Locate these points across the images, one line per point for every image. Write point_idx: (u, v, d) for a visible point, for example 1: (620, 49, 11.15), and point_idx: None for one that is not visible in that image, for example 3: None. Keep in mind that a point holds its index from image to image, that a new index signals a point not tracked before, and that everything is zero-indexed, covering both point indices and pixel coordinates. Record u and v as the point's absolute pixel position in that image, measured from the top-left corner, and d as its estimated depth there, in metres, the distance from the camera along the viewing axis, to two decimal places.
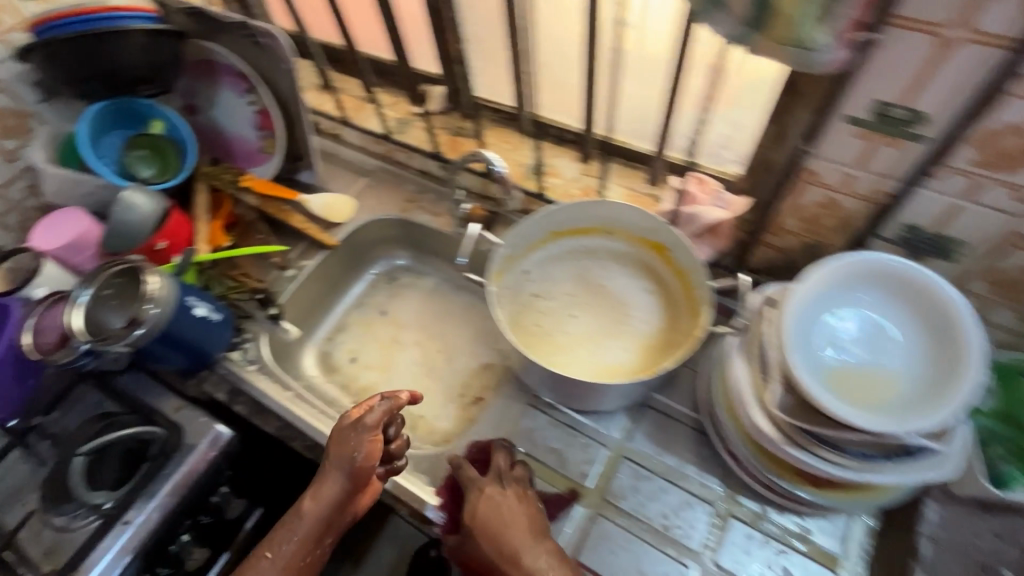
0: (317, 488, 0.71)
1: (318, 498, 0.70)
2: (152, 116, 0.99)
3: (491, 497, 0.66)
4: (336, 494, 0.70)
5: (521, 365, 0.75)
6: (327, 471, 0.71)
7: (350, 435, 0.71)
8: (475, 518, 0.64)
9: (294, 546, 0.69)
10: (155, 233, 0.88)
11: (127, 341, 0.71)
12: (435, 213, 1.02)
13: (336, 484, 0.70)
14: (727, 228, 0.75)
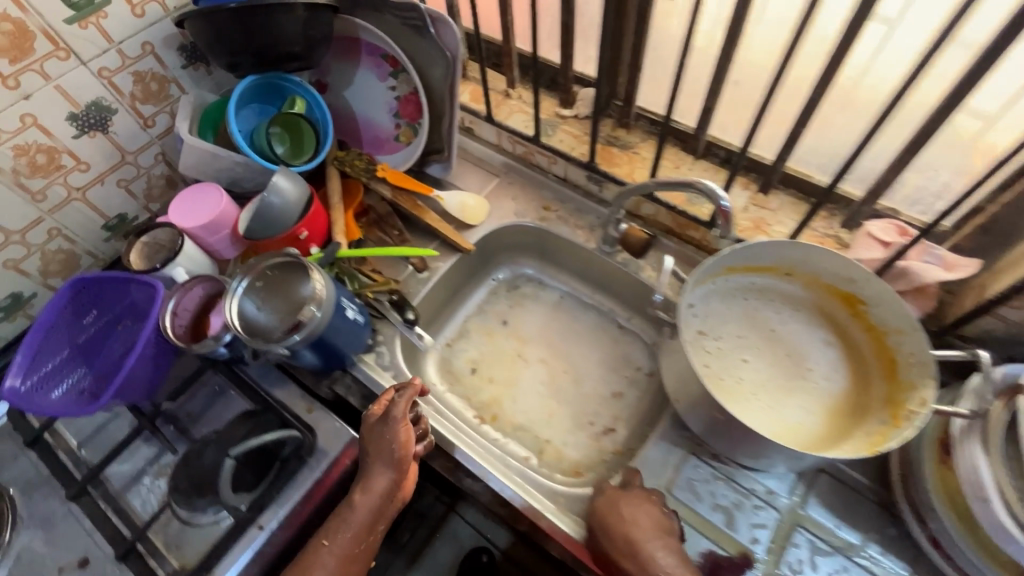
0: (363, 480, 0.69)
1: (367, 489, 0.68)
2: (295, 94, 0.94)
3: (614, 497, 0.67)
4: (385, 484, 0.68)
5: (698, 414, 0.69)
6: (370, 458, 0.70)
7: (380, 427, 0.71)
8: (601, 513, 0.66)
9: (349, 535, 0.66)
10: (300, 222, 0.84)
11: (287, 344, 0.67)
12: (574, 225, 0.96)
13: (381, 473, 0.69)
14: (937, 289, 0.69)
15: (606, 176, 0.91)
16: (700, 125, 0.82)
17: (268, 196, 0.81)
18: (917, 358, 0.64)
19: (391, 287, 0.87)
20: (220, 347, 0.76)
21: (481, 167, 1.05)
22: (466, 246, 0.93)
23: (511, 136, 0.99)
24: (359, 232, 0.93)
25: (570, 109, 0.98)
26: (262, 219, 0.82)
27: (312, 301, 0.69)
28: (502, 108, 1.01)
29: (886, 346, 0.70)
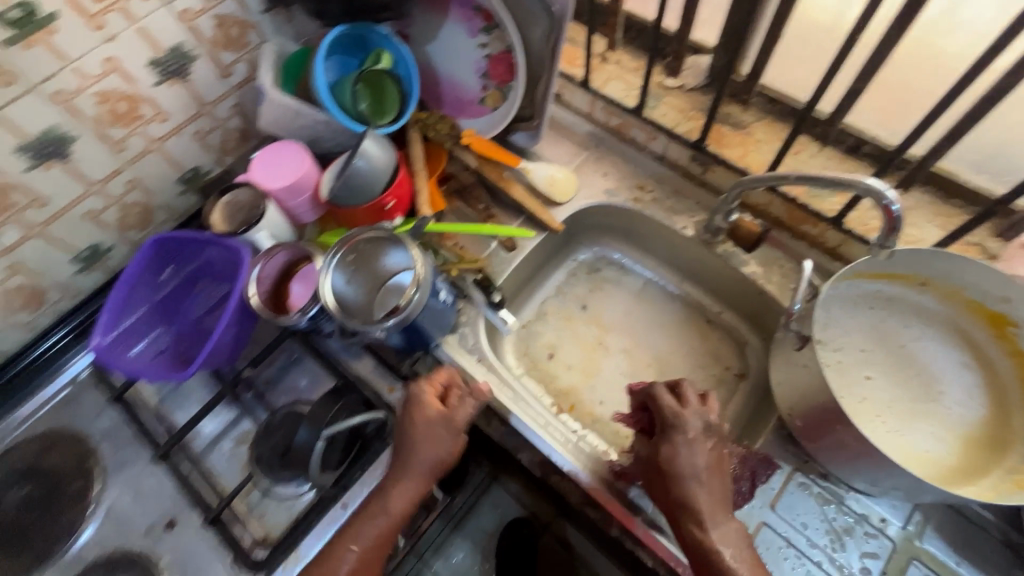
0: (399, 485, 0.64)
1: (402, 497, 0.64)
2: (383, 48, 0.87)
3: (689, 450, 0.59)
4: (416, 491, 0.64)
5: (816, 433, 0.64)
6: (410, 459, 0.65)
7: (435, 435, 0.65)
8: (668, 463, 0.59)
9: (374, 540, 0.63)
10: (387, 191, 0.79)
11: (386, 328, 0.64)
12: (670, 209, 0.88)
13: (418, 483, 0.65)
14: None
15: (714, 158, 0.83)
16: (838, 108, 0.72)
17: (356, 160, 0.75)
18: None
19: (478, 266, 0.82)
20: (304, 320, 0.73)
21: (569, 138, 0.97)
22: (554, 226, 0.87)
23: (607, 106, 0.91)
24: (443, 203, 0.88)
25: (675, 79, 0.89)
26: (349, 185, 0.77)
27: (411, 283, 0.65)
28: (598, 74, 0.92)
29: None
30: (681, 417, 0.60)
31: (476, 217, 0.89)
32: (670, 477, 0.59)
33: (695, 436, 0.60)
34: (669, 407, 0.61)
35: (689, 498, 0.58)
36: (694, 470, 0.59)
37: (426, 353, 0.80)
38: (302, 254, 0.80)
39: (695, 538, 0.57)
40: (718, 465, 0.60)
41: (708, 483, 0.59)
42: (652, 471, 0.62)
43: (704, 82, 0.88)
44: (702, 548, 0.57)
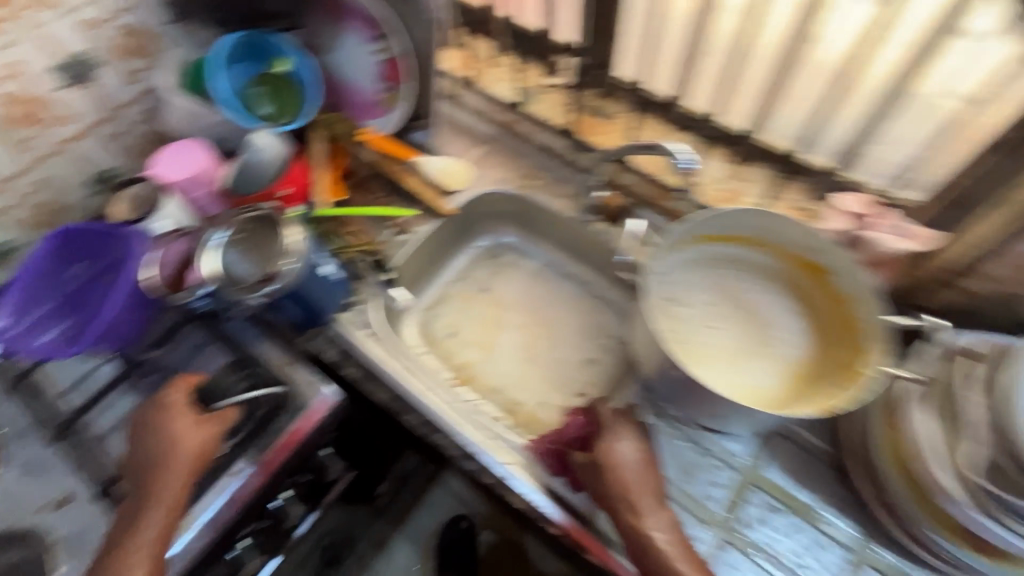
0: (159, 474, 0.66)
1: (176, 478, 0.66)
2: (278, 55, 0.93)
3: (624, 448, 0.67)
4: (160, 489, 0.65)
5: (661, 374, 0.71)
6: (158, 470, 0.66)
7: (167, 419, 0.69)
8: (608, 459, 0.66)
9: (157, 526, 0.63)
10: (282, 180, 0.86)
11: (263, 295, 0.71)
12: (556, 195, 0.97)
13: (184, 458, 0.66)
14: (900, 260, 0.70)
15: None
16: (681, 94, 0.82)
17: (249, 151, 0.82)
18: (871, 324, 0.67)
19: (371, 248, 0.89)
20: (195, 300, 0.74)
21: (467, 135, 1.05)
22: (445, 211, 0.96)
23: (496, 104, 1.00)
24: (341, 190, 0.97)
25: (555, 78, 0.98)
26: (243, 174, 0.83)
27: (284, 255, 0.71)
28: (488, 76, 1.03)
29: (848, 314, 0.71)
30: (619, 422, 0.70)
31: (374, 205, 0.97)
32: (607, 472, 0.65)
33: (629, 435, 0.68)
34: (608, 417, 0.70)
35: (628, 488, 0.64)
36: (632, 470, 0.65)
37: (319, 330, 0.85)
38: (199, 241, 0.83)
39: (635, 527, 0.62)
40: (650, 467, 0.66)
41: (646, 478, 0.65)
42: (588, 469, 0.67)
43: None
44: (637, 531, 0.62)
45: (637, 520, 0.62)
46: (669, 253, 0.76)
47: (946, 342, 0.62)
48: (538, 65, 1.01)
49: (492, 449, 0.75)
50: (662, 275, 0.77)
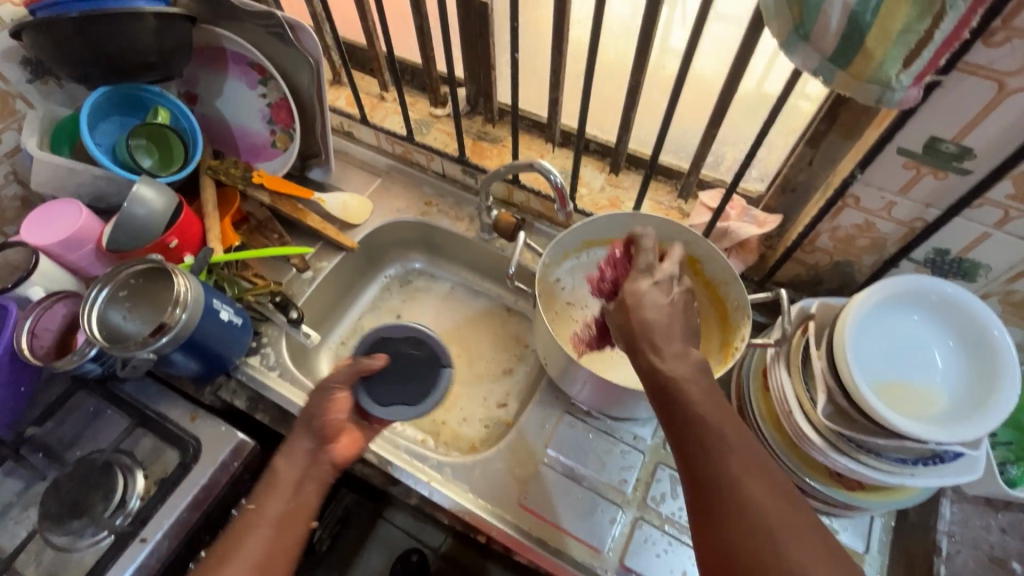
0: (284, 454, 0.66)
1: (285, 463, 0.65)
2: (156, 104, 0.92)
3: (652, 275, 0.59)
4: (310, 444, 0.67)
5: (563, 373, 0.76)
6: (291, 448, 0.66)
7: (315, 397, 0.69)
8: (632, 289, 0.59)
9: (266, 534, 0.60)
10: (169, 231, 0.83)
11: (153, 349, 0.67)
12: (455, 217, 1.01)
13: (307, 438, 0.67)
14: (756, 243, 0.80)
15: (478, 168, 0.97)
16: (555, 115, 0.90)
17: (131, 206, 0.79)
18: (740, 304, 0.75)
19: (272, 289, 0.87)
20: (87, 362, 0.74)
21: (364, 169, 1.08)
22: (347, 243, 0.96)
23: (388, 137, 1.03)
24: (236, 237, 0.93)
25: (442, 108, 1.03)
26: (126, 230, 0.80)
27: (174, 303, 0.69)
28: (377, 111, 1.05)
29: (720, 297, 0.79)
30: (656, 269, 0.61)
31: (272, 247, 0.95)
32: (631, 308, 0.57)
33: (662, 281, 0.59)
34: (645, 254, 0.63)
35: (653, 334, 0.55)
36: (675, 339, 0.55)
37: (229, 377, 0.83)
38: None
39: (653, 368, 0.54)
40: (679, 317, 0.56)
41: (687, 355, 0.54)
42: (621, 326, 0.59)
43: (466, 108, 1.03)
44: (658, 374, 0.53)
45: (664, 372, 0.53)
46: (555, 270, 0.85)
47: (793, 309, 0.70)
48: (425, 96, 1.05)
49: (412, 470, 0.76)
50: (557, 289, 0.86)
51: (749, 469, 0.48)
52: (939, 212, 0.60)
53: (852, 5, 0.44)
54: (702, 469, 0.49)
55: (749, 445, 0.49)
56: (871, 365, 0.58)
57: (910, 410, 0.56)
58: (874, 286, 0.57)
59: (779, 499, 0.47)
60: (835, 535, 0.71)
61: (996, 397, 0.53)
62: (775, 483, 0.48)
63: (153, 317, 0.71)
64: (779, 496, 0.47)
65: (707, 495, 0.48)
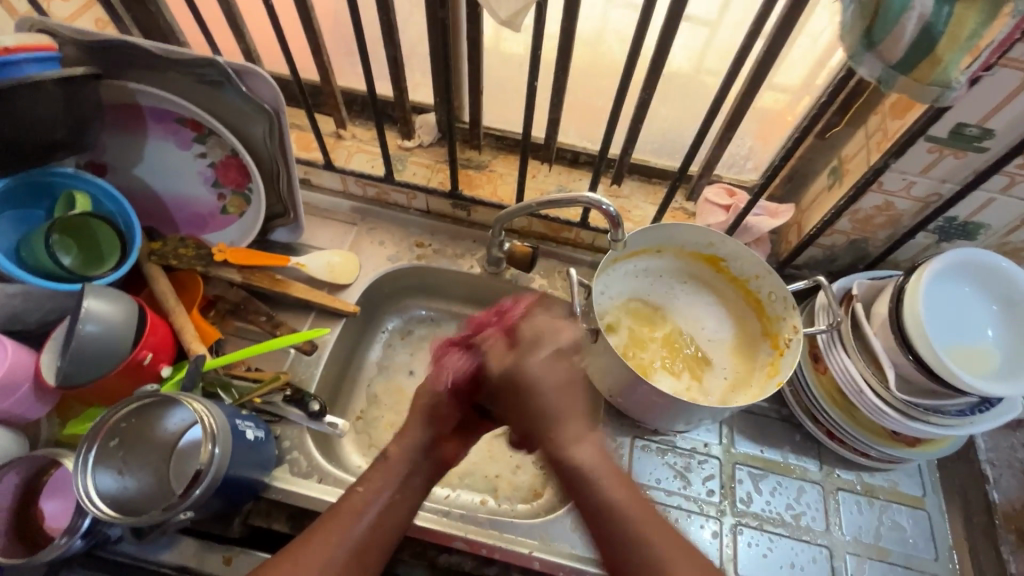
0: (401, 434, 0.65)
1: (402, 442, 0.64)
2: (73, 189, 0.74)
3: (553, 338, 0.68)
4: (424, 437, 0.65)
5: (634, 400, 0.73)
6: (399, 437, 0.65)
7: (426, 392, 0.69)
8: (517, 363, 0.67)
9: (375, 514, 0.57)
10: (139, 345, 0.67)
11: (191, 504, 0.55)
12: (453, 255, 0.93)
13: (420, 428, 0.66)
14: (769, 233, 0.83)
15: (472, 200, 0.90)
16: (551, 134, 0.86)
17: (81, 325, 0.62)
18: (777, 294, 0.77)
19: (281, 382, 0.74)
20: (77, 540, 0.58)
21: (333, 218, 0.95)
22: (349, 308, 0.84)
23: (359, 180, 0.92)
24: (216, 331, 0.78)
25: (413, 139, 0.94)
26: (82, 359, 0.63)
27: (204, 439, 0.58)
28: (338, 152, 0.93)
29: (749, 290, 0.81)
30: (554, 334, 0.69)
31: (262, 331, 0.81)
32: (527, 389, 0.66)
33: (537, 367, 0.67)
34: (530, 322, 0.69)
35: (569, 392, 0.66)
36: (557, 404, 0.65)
37: (257, 499, 0.70)
38: (41, 465, 0.62)
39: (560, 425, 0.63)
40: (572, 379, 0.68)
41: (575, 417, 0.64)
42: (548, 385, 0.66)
43: (438, 136, 0.94)
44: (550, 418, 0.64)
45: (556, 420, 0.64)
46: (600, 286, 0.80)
47: (835, 290, 0.74)
48: (388, 128, 0.95)
49: (506, 544, 0.70)
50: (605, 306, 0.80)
51: (629, 504, 0.56)
52: (954, 187, 0.66)
53: (927, 16, 0.46)
54: (583, 482, 0.59)
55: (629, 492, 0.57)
56: (938, 335, 0.65)
57: (975, 368, 0.64)
58: (933, 262, 0.64)
59: (662, 530, 0.54)
60: (897, 486, 0.77)
61: None
62: (654, 517, 0.55)
63: (170, 472, 0.60)
64: (658, 528, 0.55)
65: (604, 515, 0.56)
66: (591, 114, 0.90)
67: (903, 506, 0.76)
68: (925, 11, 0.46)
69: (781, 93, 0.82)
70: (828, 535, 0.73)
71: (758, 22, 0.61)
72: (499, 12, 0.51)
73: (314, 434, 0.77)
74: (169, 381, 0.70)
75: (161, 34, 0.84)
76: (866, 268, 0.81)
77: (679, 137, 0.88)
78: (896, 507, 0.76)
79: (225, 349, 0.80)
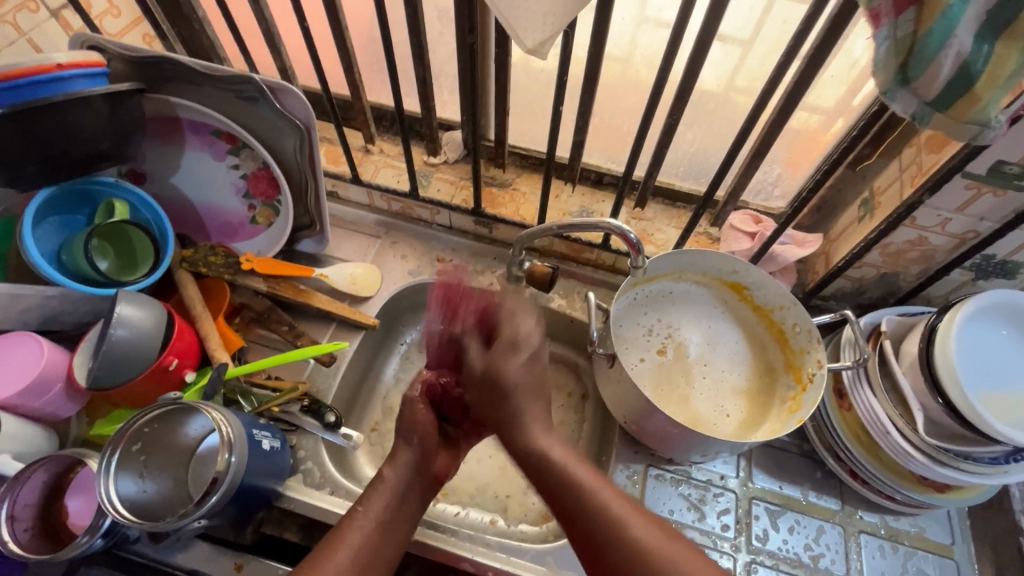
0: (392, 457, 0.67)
1: (394, 464, 0.66)
2: (113, 197, 0.77)
3: (513, 371, 0.61)
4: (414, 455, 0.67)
5: (650, 429, 0.72)
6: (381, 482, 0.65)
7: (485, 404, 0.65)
8: (501, 393, 0.61)
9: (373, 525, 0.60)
10: (166, 351, 0.69)
11: (204, 514, 0.56)
12: (473, 271, 0.93)
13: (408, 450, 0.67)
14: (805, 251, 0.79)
15: (494, 218, 0.90)
16: (575, 155, 0.86)
17: (112, 330, 0.65)
18: (801, 326, 0.75)
19: (300, 392, 0.75)
20: (99, 539, 0.60)
21: (358, 231, 0.97)
22: (369, 321, 0.85)
23: (384, 194, 0.94)
24: (239, 338, 0.80)
25: (438, 155, 0.95)
26: (111, 363, 0.65)
27: (220, 447, 0.59)
28: (365, 166, 0.95)
29: (773, 319, 0.79)
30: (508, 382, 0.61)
31: (283, 341, 0.82)
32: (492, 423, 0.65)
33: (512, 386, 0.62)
34: (506, 331, 0.63)
35: (509, 398, 0.61)
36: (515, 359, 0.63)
37: (270, 509, 0.71)
38: (69, 463, 0.65)
39: (524, 439, 0.60)
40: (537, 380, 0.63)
41: (529, 409, 0.61)
42: (483, 385, 0.63)
43: (462, 153, 0.95)
44: (527, 448, 0.60)
45: (519, 422, 0.61)
46: (640, 306, 0.82)
47: (863, 325, 0.72)
48: (414, 144, 0.97)
49: (512, 568, 0.70)
50: (638, 323, 0.81)
51: (644, 527, 0.51)
52: (992, 225, 0.63)
53: (966, 55, 0.44)
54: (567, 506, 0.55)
55: (636, 509, 0.53)
56: (971, 379, 0.62)
57: (1008, 417, 0.61)
58: (968, 302, 0.61)
59: (672, 540, 0.51)
60: (923, 532, 0.73)
61: None
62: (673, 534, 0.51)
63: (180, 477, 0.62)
64: (675, 544, 0.50)
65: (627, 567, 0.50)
66: (617, 135, 0.90)
67: (929, 554, 0.72)
68: (964, 49, 0.44)
69: (815, 114, 0.79)
70: None
71: (791, 50, 0.60)
72: (525, 42, 0.50)
73: (329, 444, 0.78)
74: (193, 387, 0.72)
75: (203, 50, 0.88)
76: (896, 303, 0.78)
77: (704, 162, 0.88)
78: (921, 554, 0.72)
79: (248, 355, 0.82)
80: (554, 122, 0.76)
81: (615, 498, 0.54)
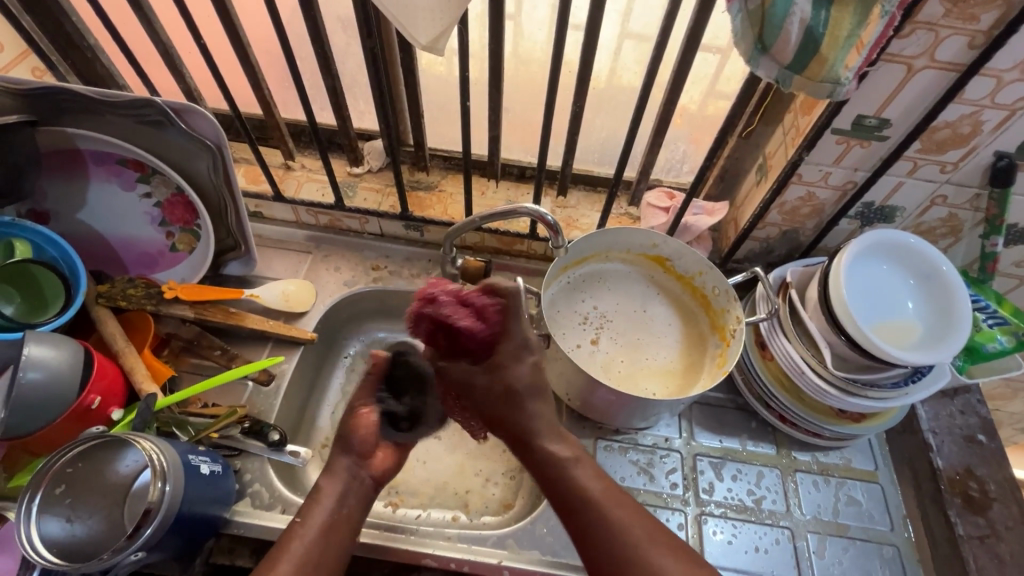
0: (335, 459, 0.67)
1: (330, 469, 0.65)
2: (13, 237, 0.73)
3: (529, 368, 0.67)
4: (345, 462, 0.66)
5: (592, 402, 0.75)
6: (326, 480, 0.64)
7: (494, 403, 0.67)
8: (508, 397, 0.66)
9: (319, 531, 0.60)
10: (86, 390, 0.66)
11: (139, 548, 0.54)
12: (409, 275, 0.94)
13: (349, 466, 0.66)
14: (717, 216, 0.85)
15: (423, 220, 0.91)
16: (494, 151, 0.89)
17: (23, 373, 0.61)
18: (719, 288, 0.80)
19: (238, 415, 0.73)
20: None
21: (287, 248, 0.95)
22: (307, 336, 0.84)
23: (310, 209, 0.93)
24: (168, 368, 0.78)
25: (361, 165, 0.95)
26: (23, 410, 0.62)
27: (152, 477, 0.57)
28: (288, 183, 0.94)
29: (695, 286, 0.84)
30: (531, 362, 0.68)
31: (217, 365, 0.81)
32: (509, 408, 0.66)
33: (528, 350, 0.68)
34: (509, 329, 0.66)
35: (521, 410, 0.65)
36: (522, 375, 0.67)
37: (218, 536, 0.70)
38: None
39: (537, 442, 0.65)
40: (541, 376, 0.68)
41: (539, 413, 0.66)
42: (493, 400, 0.67)
43: (385, 160, 0.96)
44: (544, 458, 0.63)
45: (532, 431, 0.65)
46: (576, 292, 0.85)
47: (772, 280, 0.78)
48: (336, 156, 0.96)
49: (475, 556, 0.70)
50: (573, 309, 0.84)
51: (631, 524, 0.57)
52: (866, 173, 0.71)
53: (808, 20, 0.50)
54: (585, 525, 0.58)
55: (624, 505, 0.59)
56: (863, 313, 0.69)
57: (900, 341, 0.68)
58: (853, 243, 0.69)
59: (655, 536, 0.57)
60: (850, 462, 0.80)
61: (959, 309, 0.68)
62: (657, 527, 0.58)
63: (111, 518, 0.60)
64: (658, 535, 0.57)
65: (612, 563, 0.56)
66: (532, 129, 0.94)
67: (856, 481, 0.79)
68: (805, 16, 0.50)
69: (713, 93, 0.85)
70: (790, 517, 0.75)
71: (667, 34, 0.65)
72: (419, 38, 0.53)
73: (277, 464, 0.76)
74: (121, 423, 0.70)
75: (99, 79, 0.85)
76: (801, 256, 0.85)
77: (615, 149, 0.94)
78: (851, 483, 0.78)
79: (180, 386, 0.79)
80: (466, 121, 0.78)
81: (605, 495, 0.60)
